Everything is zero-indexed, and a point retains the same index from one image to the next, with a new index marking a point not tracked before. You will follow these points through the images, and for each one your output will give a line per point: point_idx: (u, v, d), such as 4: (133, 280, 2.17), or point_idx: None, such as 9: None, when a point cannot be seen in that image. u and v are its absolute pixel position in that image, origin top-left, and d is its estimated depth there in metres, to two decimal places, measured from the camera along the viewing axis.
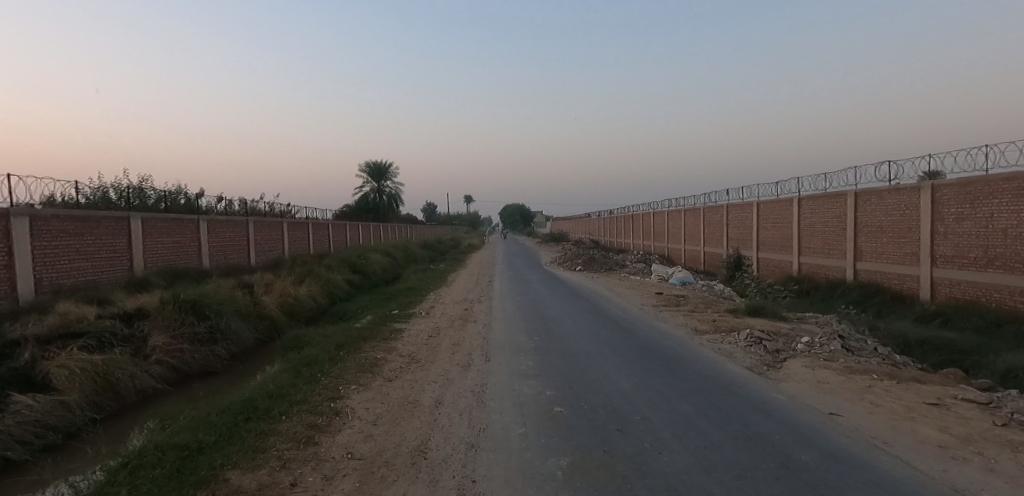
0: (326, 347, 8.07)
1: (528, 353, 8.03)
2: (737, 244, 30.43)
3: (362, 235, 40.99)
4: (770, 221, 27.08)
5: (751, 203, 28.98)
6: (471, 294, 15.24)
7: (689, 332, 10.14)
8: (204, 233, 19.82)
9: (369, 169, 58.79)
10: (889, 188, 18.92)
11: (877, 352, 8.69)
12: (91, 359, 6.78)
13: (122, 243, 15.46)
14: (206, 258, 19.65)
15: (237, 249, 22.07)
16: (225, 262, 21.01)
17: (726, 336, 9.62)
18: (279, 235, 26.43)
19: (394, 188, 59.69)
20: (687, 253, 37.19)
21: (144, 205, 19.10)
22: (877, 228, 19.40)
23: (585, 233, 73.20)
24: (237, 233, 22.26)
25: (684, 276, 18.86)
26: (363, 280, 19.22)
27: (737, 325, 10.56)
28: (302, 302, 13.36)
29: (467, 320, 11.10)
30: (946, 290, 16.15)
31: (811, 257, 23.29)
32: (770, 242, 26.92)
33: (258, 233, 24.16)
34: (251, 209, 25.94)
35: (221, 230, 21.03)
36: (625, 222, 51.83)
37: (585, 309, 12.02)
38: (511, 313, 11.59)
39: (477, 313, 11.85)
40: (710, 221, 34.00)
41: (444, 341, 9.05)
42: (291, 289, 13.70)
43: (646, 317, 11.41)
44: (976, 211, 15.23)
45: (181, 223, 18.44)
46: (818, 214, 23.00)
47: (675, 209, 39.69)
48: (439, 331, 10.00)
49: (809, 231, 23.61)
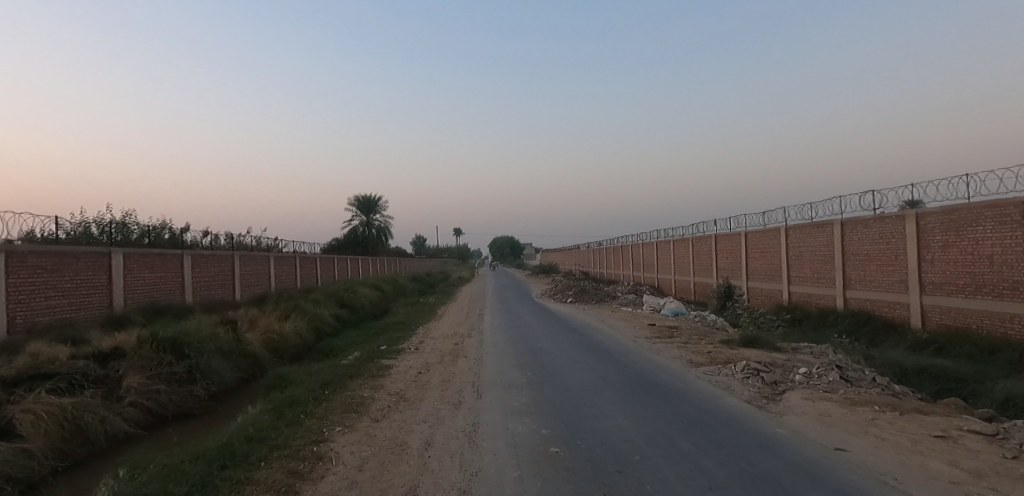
0: (311, 386, 7.76)
1: (522, 390, 7.77)
2: (726, 274, 30.42)
3: (350, 269, 40.59)
4: (759, 250, 27.16)
5: (739, 233, 29.12)
6: (461, 327, 14.94)
7: (684, 364, 9.94)
8: (188, 269, 19.44)
9: (358, 203, 58.72)
10: (874, 217, 19.09)
11: (876, 382, 8.51)
12: (59, 403, 6.42)
13: (102, 280, 15.08)
14: (189, 294, 19.21)
15: (221, 285, 21.65)
16: (209, 297, 20.56)
17: (723, 368, 9.42)
18: (265, 270, 26.04)
19: (383, 221, 59.52)
20: (677, 284, 37.15)
21: (126, 239, 18.76)
22: (864, 256, 19.49)
23: (575, 264, 73.24)
24: (222, 268, 21.88)
25: (676, 307, 18.72)
26: (350, 314, 18.85)
27: (733, 357, 10.38)
28: (287, 338, 13.00)
29: (457, 355, 10.83)
30: (936, 317, 16.13)
31: (801, 285, 23.31)
32: (759, 271, 26.95)
33: (243, 268, 23.78)
34: (237, 243, 25.60)
35: (205, 265, 20.64)
36: (615, 253, 51.89)
37: (578, 342, 11.78)
38: (503, 347, 11.33)
39: (467, 348, 11.56)
40: (698, 251, 34.08)
41: (434, 378, 8.76)
42: (276, 325, 13.35)
43: (640, 350, 11.21)
44: (961, 238, 15.35)
45: (164, 258, 18.09)
46: (806, 243, 23.11)
47: (664, 240, 39.82)
48: (428, 367, 9.71)
49: (798, 260, 23.68)
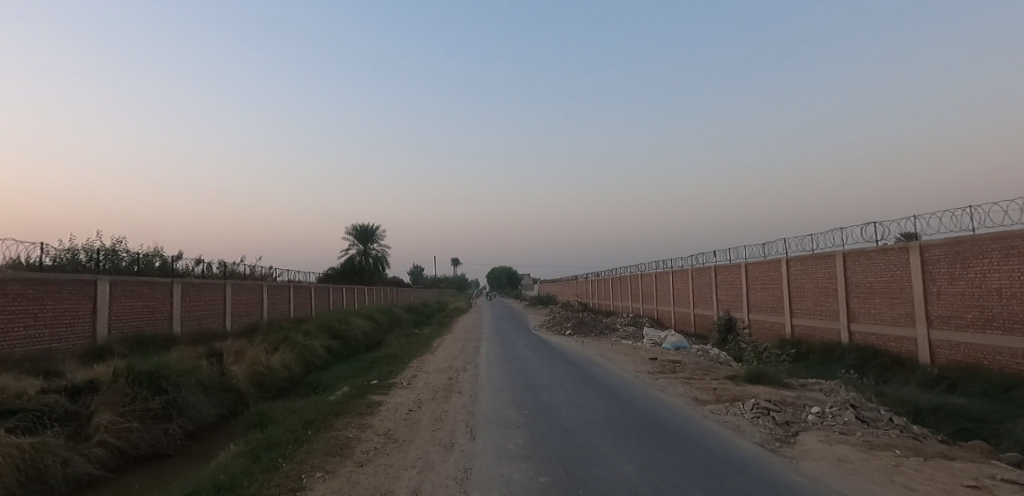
0: (293, 425, 7.26)
1: (518, 430, 7.28)
2: (727, 306, 29.96)
3: (346, 299, 40.05)
4: (760, 282, 26.79)
5: (740, 265, 28.78)
6: (456, 361, 14.44)
7: (690, 402, 9.47)
8: (178, 298, 18.98)
9: (356, 232, 58.49)
10: (876, 249, 18.79)
11: (894, 423, 8.05)
12: (18, 443, 5.94)
13: (86, 309, 14.64)
14: (177, 323, 18.70)
15: (212, 314, 21.15)
16: (198, 327, 20.03)
17: (730, 407, 8.95)
18: (258, 299, 25.54)
19: (381, 251, 59.15)
20: (677, 316, 36.62)
21: (115, 267, 18.36)
22: (868, 289, 19.11)
23: (573, 295, 72.68)
24: (213, 297, 21.41)
25: (678, 341, 18.24)
26: (342, 346, 18.31)
27: (740, 394, 9.91)
28: (274, 372, 12.49)
29: (451, 390, 10.34)
30: (945, 352, 15.67)
31: (804, 318, 22.86)
32: (761, 303, 26.52)
33: (235, 297, 23.29)
34: (230, 272, 25.19)
35: (195, 294, 20.17)
36: (614, 284, 51.44)
37: (578, 378, 11.30)
38: (499, 382, 10.83)
39: (462, 383, 11.06)
40: (698, 283, 33.68)
41: (425, 416, 8.27)
42: (263, 357, 12.86)
43: (642, 386, 10.72)
44: (967, 271, 15.02)
45: (153, 286, 17.65)
46: (808, 275, 22.77)
47: (663, 271, 39.45)
48: (420, 404, 9.21)
49: (800, 293, 23.28)
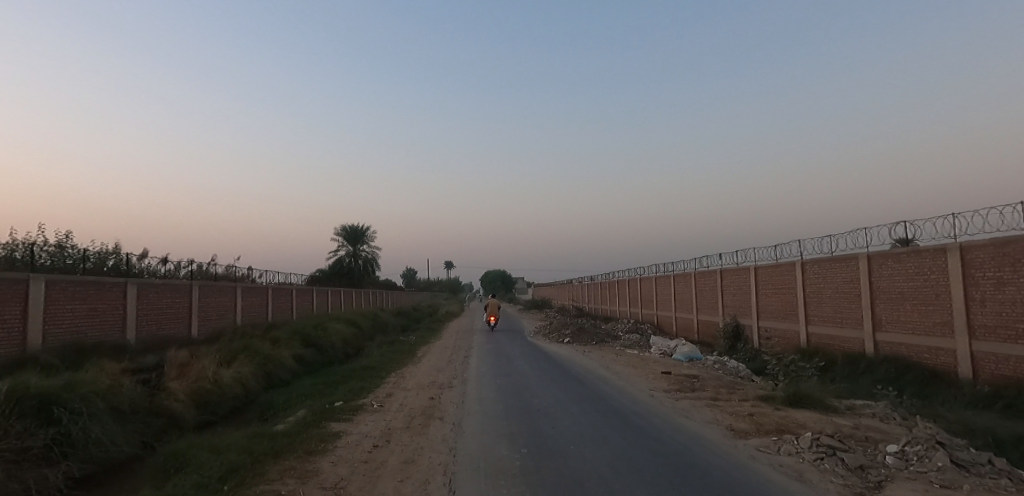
0: (205, 480, 5.32)
1: (514, 482, 5.40)
2: (734, 312, 28.24)
3: (331, 302, 38.08)
4: (771, 287, 25.07)
5: (748, 268, 27.08)
6: (440, 375, 12.55)
7: (726, 434, 7.63)
8: (133, 299, 17.00)
9: (345, 232, 56.48)
10: (907, 251, 17.03)
11: (999, 470, 6.22)
12: None
13: (15, 312, 12.69)
14: (132, 329, 16.69)
15: (174, 319, 19.15)
16: (158, 333, 18.06)
17: (781, 442, 7.11)
18: (231, 301, 23.57)
19: (371, 252, 57.20)
20: (679, 321, 34.92)
21: (61, 265, 16.39)
22: (897, 295, 17.34)
23: (569, 299, 70.96)
24: (177, 299, 19.43)
25: (690, 351, 16.41)
26: (315, 355, 16.36)
27: (785, 426, 8.05)
28: (223, 389, 10.55)
29: (431, 416, 8.44)
30: (991, 367, 13.91)
31: (822, 326, 21.12)
32: (772, 309, 24.78)
33: (204, 300, 21.29)
34: (200, 272, 23.23)
35: (155, 296, 18.18)
36: (611, 288, 49.67)
37: (585, 400, 9.43)
38: (490, 405, 8.96)
39: (445, 406, 9.16)
40: (702, 287, 31.96)
41: (392, 457, 6.35)
42: (212, 372, 10.91)
43: (662, 411, 8.88)
44: (1019, 276, 13.24)
45: (102, 287, 15.67)
46: (826, 279, 21.01)
47: (664, 275, 37.76)
48: (389, 438, 7.31)
49: (817, 298, 21.54)
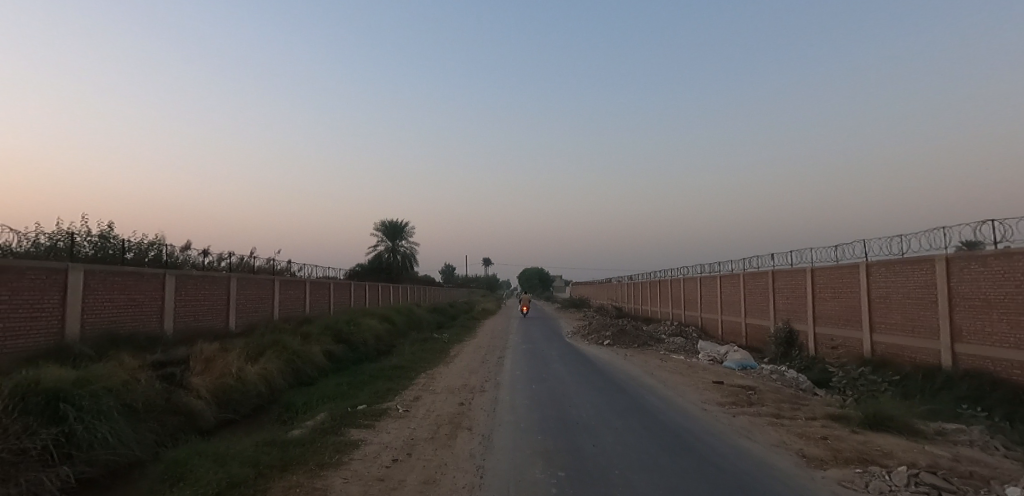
0: None
1: None
2: (787, 316, 26.59)
3: (369, 297, 38.04)
4: (830, 291, 23.34)
5: (804, 270, 25.39)
6: (473, 378, 11.81)
7: (799, 461, 6.57)
8: (172, 290, 16.90)
9: (385, 228, 56.68)
10: (994, 254, 15.27)
11: None
12: None
13: (54, 301, 12.58)
14: (170, 320, 16.57)
15: (212, 310, 19.04)
16: (196, 325, 17.96)
17: (869, 476, 6.03)
18: (268, 294, 23.49)
19: (410, 248, 57.26)
20: (725, 325, 33.31)
21: (103, 255, 16.41)
22: (981, 303, 15.61)
23: (608, 299, 69.50)
24: (215, 291, 19.34)
25: (743, 358, 15.18)
26: (347, 352, 15.89)
27: (869, 456, 6.93)
28: (247, 386, 10.05)
29: (460, 426, 7.67)
30: None
31: (889, 334, 19.42)
32: (831, 315, 23.10)
33: (241, 292, 21.18)
34: (239, 265, 23.23)
35: (194, 288, 18.08)
36: (653, 288, 48.17)
37: (631, 413, 8.50)
38: (526, 416, 8.14)
39: (475, 414, 8.38)
40: (752, 290, 30.29)
41: (413, 475, 5.59)
42: (237, 367, 10.43)
43: (720, 430, 7.86)
44: None
45: (141, 277, 15.56)
46: (895, 284, 19.29)
47: (710, 276, 36.16)
48: (411, 450, 6.55)
49: (884, 304, 19.83)
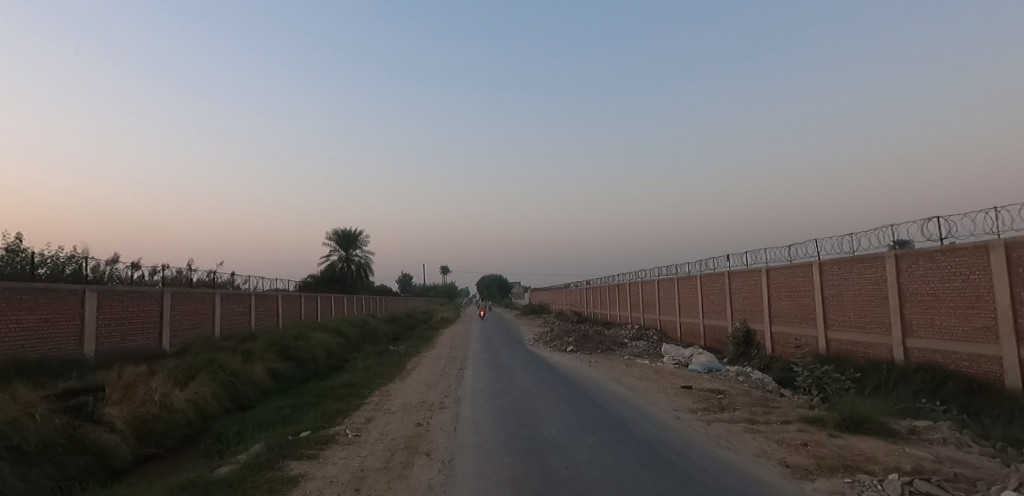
0: None
1: None
2: (744, 316, 26.81)
3: (321, 309, 36.45)
4: (785, 289, 23.60)
5: (758, 269, 25.65)
6: (431, 393, 11.03)
7: (784, 472, 6.12)
8: (94, 309, 15.38)
9: (337, 237, 54.81)
10: (942, 249, 15.54)
11: None
12: None
13: None
14: (91, 342, 15.06)
15: (142, 329, 17.51)
16: (123, 346, 16.43)
17: (859, 486, 5.62)
18: (208, 310, 21.92)
19: (364, 257, 55.57)
20: (684, 326, 33.47)
21: (12, 272, 14.78)
22: (930, 297, 15.87)
23: (566, 303, 69.49)
24: (145, 308, 17.80)
25: (707, 361, 14.91)
26: (293, 370, 14.78)
27: (853, 462, 6.55)
28: (173, 415, 8.94)
29: (416, 451, 6.88)
30: None
31: (843, 331, 19.68)
32: (786, 313, 23.36)
33: (176, 308, 19.63)
34: (174, 279, 21.60)
35: (120, 305, 16.55)
36: (611, 291, 48.28)
37: (602, 425, 7.92)
38: (490, 435, 7.42)
39: (434, 435, 7.61)
40: (709, 291, 30.50)
41: None
42: (162, 394, 9.31)
43: (697, 441, 7.36)
44: None
45: (56, 295, 14.05)
46: (848, 280, 19.56)
47: (667, 278, 36.37)
48: (359, 484, 5.72)
49: (837, 302, 20.10)
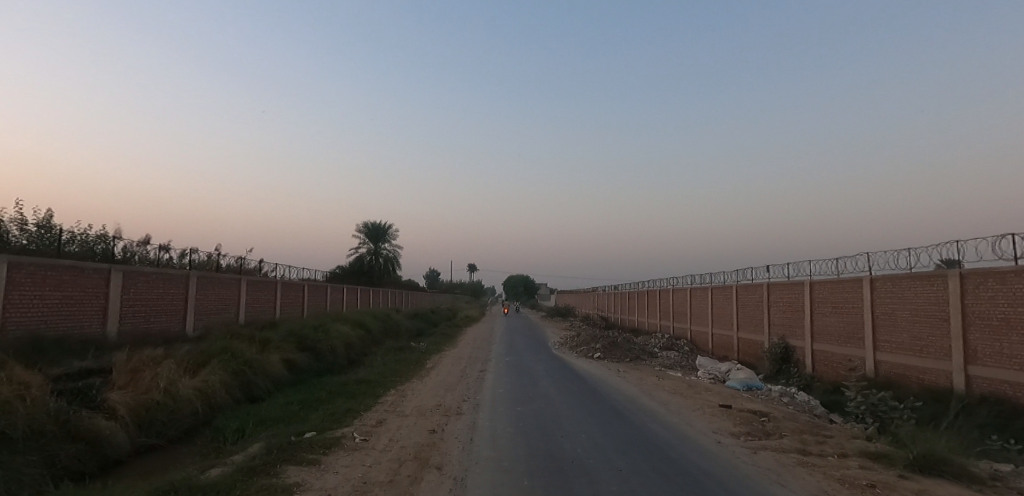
0: None
1: None
2: (782, 331, 25.46)
3: (346, 300, 36.30)
4: (829, 305, 22.24)
5: (801, 283, 24.30)
6: (449, 396, 10.35)
7: None
8: (119, 288, 15.18)
9: (367, 229, 54.90)
10: (1015, 270, 14.17)
11: None
12: None
13: None
14: (114, 321, 14.86)
15: (166, 311, 17.31)
16: (145, 327, 16.23)
17: None
18: (233, 295, 21.74)
19: (393, 251, 55.50)
20: (716, 338, 32.16)
21: (40, 248, 14.66)
22: (999, 322, 14.50)
23: (593, 308, 68.36)
24: (170, 290, 17.61)
25: (746, 378, 13.90)
26: (310, 362, 14.31)
27: None
28: (177, 404, 8.45)
29: (427, 463, 6.17)
30: None
31: (894, 354, 18.31)
32: (830, 331, 22.00)
33: (201, 292, 19.45)
34: (201, 263, 21.46)
35: (145, 286, 16.36)
36: (641, 298, 47.06)
37: (635, 446, 7.08)
38: (510, 450, 6.67)
39: (448, 445, 6.90)
40: (745, 303, 29.16)
41: None
42: (168, 381, 8.85)
43: (745, 473, 6.45)
44: None
45: (81, 273, 13.87)
46: (902, 299, 18.20)
47: (700, 287, 35.07)
48: None
49: (889, 322, 18.74)
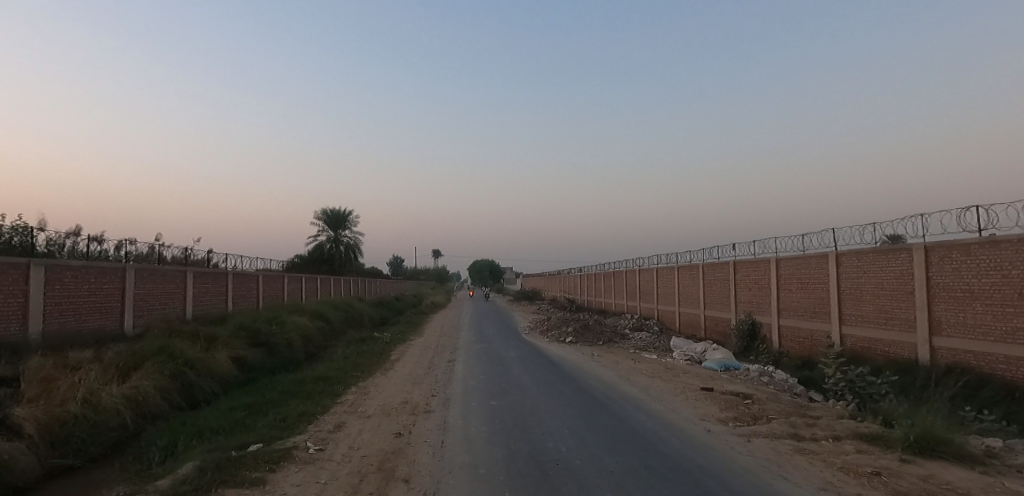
0: None
1: None
2: (749, 308, 25.52)
3: (306, 290, 34.82)
4: (796, 281, 22.28)
5: (767, 259, 24.31)
6: (415, 391, 9.54)
7: None
8: (41, 284, 13.67)
9: (326, 216, 53.01)
10: (979, 241, 14.17)
11: None
12: None
13: None
14: (36, 321, 13.37)
15: (99, 308, 15.81)
16: (76, 327, 14.75)
17: None
18: (178, 288, 20.23)
19: (354, 238, 53.80)
20: (683, 317, 32.21)
21: None
22: (963, 293, 14.53)
23: (560, 290, 68.26)
24: (104, 285, 16.09)
25: (721, 357, 13.55)
26: (263, 359, 13.23)
27: None
28: (100, 416, 7.38)
29: (391, 476, 5.37)
30: None
31: (861, 327, 18.39)
32: (796, 306, 22.06)
33: (141, 286, 17.93)
34: (141, 255, 19.82)
35: (73, 282, 14.83)
36: (607, 279, 47.01)
37: (623, 442, 6.45)
38: (486, 454, 5.94)
39: (415, 452, 6.11)
40: (711, 280, 29.18)
41: None
42: (90, 390, 7.75)
43: (742, 467, 5.90)
44: None
45: None
46: (868, 273, 18.22)
47: (667, 266, 35.04)
48: None
49: (855, 295, 18.79)
